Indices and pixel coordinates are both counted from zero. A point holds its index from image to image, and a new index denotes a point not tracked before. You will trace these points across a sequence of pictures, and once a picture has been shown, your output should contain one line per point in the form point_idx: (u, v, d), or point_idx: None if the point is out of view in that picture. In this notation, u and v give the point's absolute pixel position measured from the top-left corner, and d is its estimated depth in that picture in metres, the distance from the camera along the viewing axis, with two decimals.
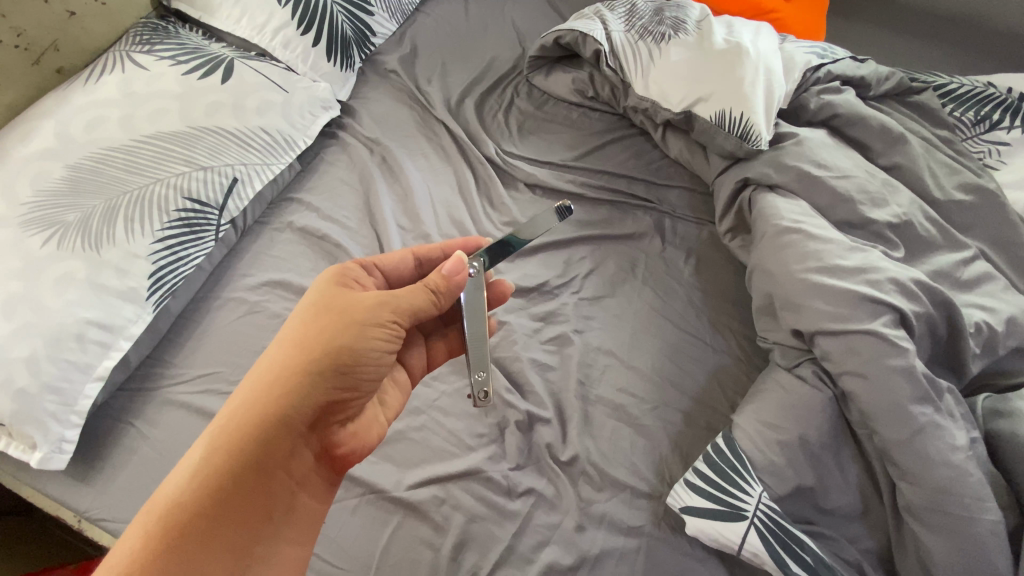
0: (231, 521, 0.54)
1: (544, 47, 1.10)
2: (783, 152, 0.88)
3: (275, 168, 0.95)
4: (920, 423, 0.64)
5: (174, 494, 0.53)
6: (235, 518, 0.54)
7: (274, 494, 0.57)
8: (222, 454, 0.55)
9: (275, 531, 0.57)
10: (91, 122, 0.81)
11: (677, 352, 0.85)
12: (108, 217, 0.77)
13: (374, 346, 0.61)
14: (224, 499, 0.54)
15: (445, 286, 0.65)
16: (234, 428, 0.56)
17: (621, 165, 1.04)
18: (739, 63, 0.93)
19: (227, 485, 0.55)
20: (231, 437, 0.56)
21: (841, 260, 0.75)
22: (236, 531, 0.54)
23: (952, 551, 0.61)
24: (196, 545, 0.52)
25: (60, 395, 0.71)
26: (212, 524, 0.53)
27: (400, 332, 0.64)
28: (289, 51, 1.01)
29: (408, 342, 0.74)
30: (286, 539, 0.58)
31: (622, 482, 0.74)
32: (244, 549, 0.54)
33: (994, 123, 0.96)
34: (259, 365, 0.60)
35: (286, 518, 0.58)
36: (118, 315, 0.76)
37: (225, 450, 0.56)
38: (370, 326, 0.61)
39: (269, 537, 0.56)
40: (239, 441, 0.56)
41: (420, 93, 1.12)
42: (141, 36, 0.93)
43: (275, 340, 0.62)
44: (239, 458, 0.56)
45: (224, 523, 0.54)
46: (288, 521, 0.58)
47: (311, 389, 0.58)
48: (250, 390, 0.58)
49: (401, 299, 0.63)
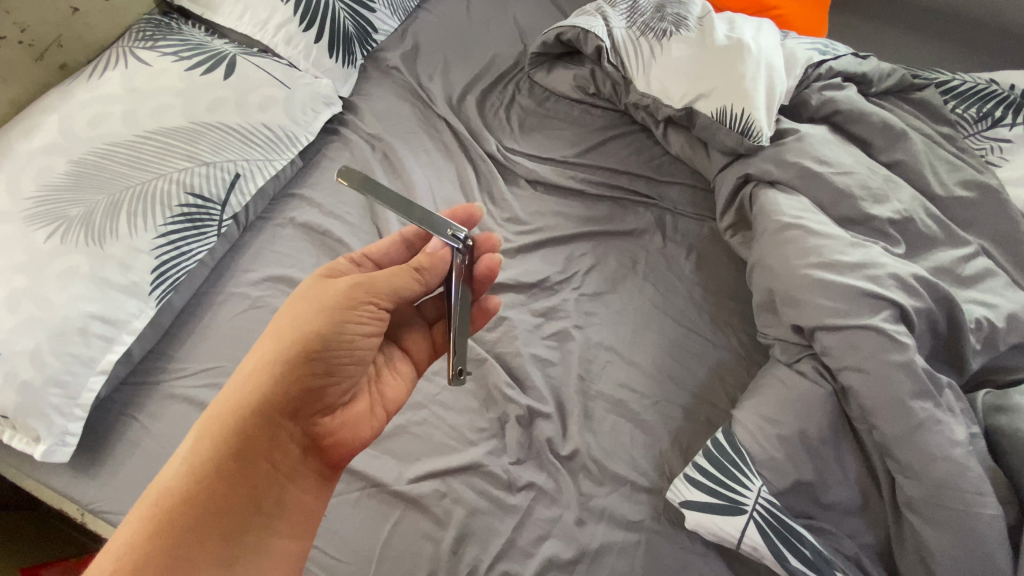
0: (219, 513, 0.55)
1: (545, 43, 1.10)
2: (784, 148, 0.89)
3: (277, 163, 0.95)
4: (919, 418, 0.64)
5: (168, 486, 0.55)
6: (223, 510, 0.55)
7: (261, 486, 0.58)
8: (212, 446, 0.57)
9: (265, 524, 0.57)
10: (95, 117, 0.81)
11: (678, 347, 0.85)
12: (111, 211, 0.78)
13: (353, 334, 0.61)
14: (215, 494, 0.56)
15: (430, 262, 0.65)
16: (222, 421, 0.58)
17: (622, 161, 1.04)
18: (740, 59, 0.93)
19: (214, 477, 0.56)
20: (219, 429, 0.58)
21: (842, 256, 0.75)
22: (224, 523, 0.55)
23: (951, 545, 0.61)
24: (182, 537, 0.53)
25: (64, 388, 0.72)
26: (201, 517, 0.54)
27: (380, 316, 0.64)
28: (292, 48, 1.01)
29: (406, 331, 0.74)
30: (277, 532, 0.58)
31: (622, 477, 0.74)
32: (231, 540, 0.55)
33: (997, 120, 0.96)
34: (250, 359, 0.62)
35: (277, 511, 0.58)
36: (122, 309, 0.77)
37: (213, 442, 0.57)
38: (346, 311, 0.61)
39: (257, 529, 0.57)
40: (227, 431, 0.58)
41: (421, 89, 1.12)
42: (144, 32, 0.93)
43: (266, 333, 0.63)
44: (223, 450, 0.57)
45: (212, 515, 0.55)
46: (278, 514, 0.58)
47: (290, 378, 0.59)
48: (239, 383, 0.60)
49: (376, 280, 0.63)
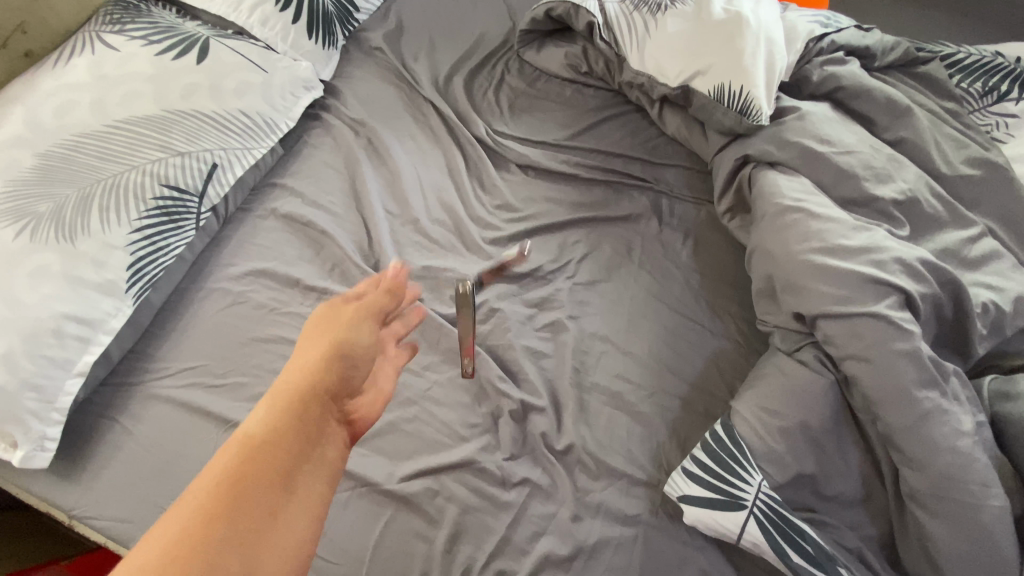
0: (252, 505, 0.40)
1: (534, 20, 1.05)
2: (785, 128, 0.85)
3: (257, 152, 0.91)
4: (925, 409, 0.62)
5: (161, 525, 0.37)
6: (289, 482, 0.43)
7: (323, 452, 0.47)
8: (278, 415, 0.46)
9: (293, 518, 0.42)
10: (61, 107, 0.78)
11: (674, 337, 0.82)
12: (82, 206, 0.75)
13: (370, 337, 0.57)
14: (262, 476, 0.42)
15: (394, 281, 0.63)
16: (242, 444, 0.43)
17: (617, 143, 1.00)
18: (738, 34, 0.88)
19: (288, 442, 0.44)
20: (238, 455, 0.42)
21: (844, 240, 0.72)
22: (267, 508, 0.41)
23: (957, 539, 0.59)
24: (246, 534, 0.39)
25: (40, 392, 0.69)
26: (280, 490, 0.42)
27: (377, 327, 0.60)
28: (267, 29, 0.96)
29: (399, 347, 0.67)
30: (293, 531, 0.41)
31: (618, 471, 0.72)
32: (257, 546, 0.39)
33: (1002, 94, 0.92)
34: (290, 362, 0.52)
35: (314, 493, 0.44)
36: (96, 309, 0.73)
37: (228, 473, 0.41)
38: (355, 321, 0.57)
39: (277, 527, 0.41)
40: (284, 402, 0.47)
41: (406, 70, 1.08)
42: (112, 16, 0.89)
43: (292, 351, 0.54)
44: (286, 419, 0.46)
45: (275, 491, 0.42)
46: (305, 504, 0.43)
47: (332, 365, 0.52)
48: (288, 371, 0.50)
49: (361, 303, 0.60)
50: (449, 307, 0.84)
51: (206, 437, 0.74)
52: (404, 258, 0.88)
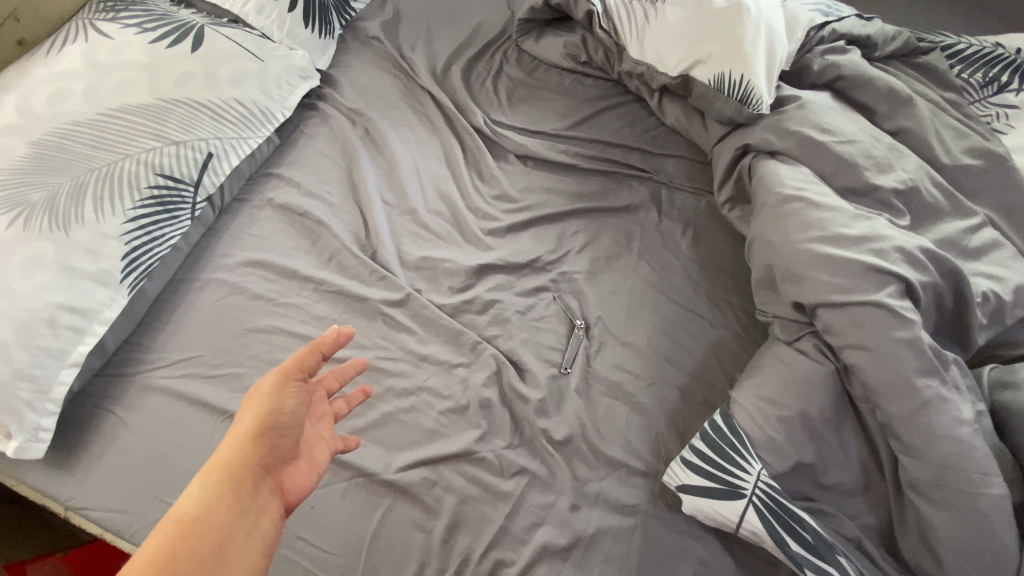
0: None
1: (534, 9, 1.04)
2: (785, 117, 0.85)
3: (253, 142, 0.90)
4: (926, 397, 0.62)
5: None
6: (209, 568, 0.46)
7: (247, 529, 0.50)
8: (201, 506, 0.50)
9: None
10: (54, 95, 0.77)
11: (674, 327, 0.82)
12: (76, 195, 0.74)
13: (297, 402, 0.58)
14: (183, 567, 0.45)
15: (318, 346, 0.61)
16: (173, 523, 0.48)
17: (616, 133, 0.99)
18: (738, 21, 0.87)
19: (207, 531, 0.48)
20: (169, 535, 0.47)
21: (845, 229, 0.71)
22: None
23: (958, 528, 0.59)
24: None
25: (33, 382, 0.68)
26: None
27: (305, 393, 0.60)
28: (264, 17, 0.95)
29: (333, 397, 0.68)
30: None
31: (617, 461, 0.72)
32: None
33: (1002, 85, 0.92)
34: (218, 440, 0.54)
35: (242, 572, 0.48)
36: (91, 299, 0.73)
37: (157, 550, 0.46)
38: (279, 383, 0.58)
39: None
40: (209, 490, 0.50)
41: (403, 60, 1.07)
42: (106, 3, 0.87)
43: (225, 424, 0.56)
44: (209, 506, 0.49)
45: None
46: None
47: (253, 439, 0.54)
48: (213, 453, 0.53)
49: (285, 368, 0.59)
50: (447, 297, 0.84)
51: (203, 428, 0.73)
52: (401, 248, 0.88)
